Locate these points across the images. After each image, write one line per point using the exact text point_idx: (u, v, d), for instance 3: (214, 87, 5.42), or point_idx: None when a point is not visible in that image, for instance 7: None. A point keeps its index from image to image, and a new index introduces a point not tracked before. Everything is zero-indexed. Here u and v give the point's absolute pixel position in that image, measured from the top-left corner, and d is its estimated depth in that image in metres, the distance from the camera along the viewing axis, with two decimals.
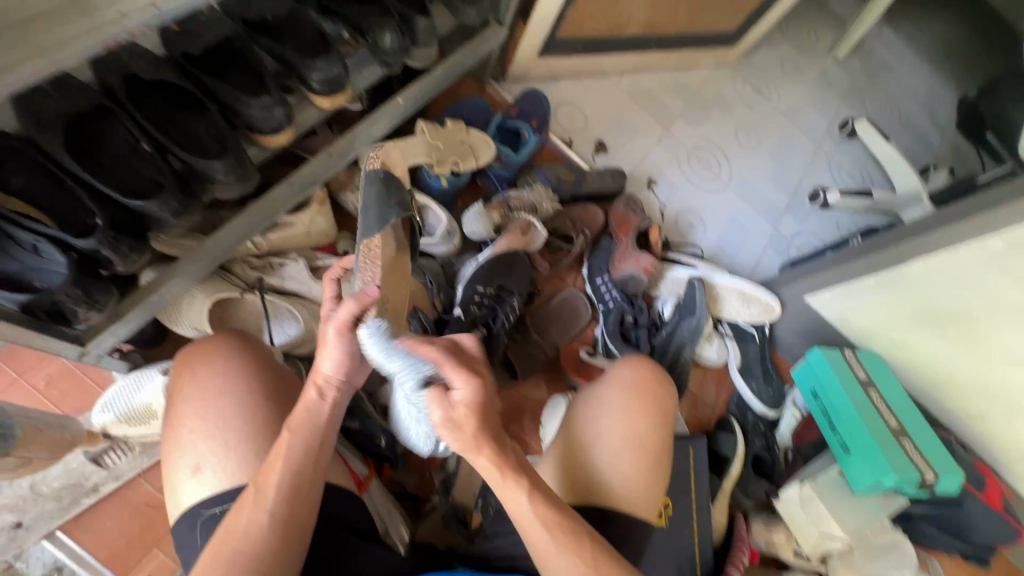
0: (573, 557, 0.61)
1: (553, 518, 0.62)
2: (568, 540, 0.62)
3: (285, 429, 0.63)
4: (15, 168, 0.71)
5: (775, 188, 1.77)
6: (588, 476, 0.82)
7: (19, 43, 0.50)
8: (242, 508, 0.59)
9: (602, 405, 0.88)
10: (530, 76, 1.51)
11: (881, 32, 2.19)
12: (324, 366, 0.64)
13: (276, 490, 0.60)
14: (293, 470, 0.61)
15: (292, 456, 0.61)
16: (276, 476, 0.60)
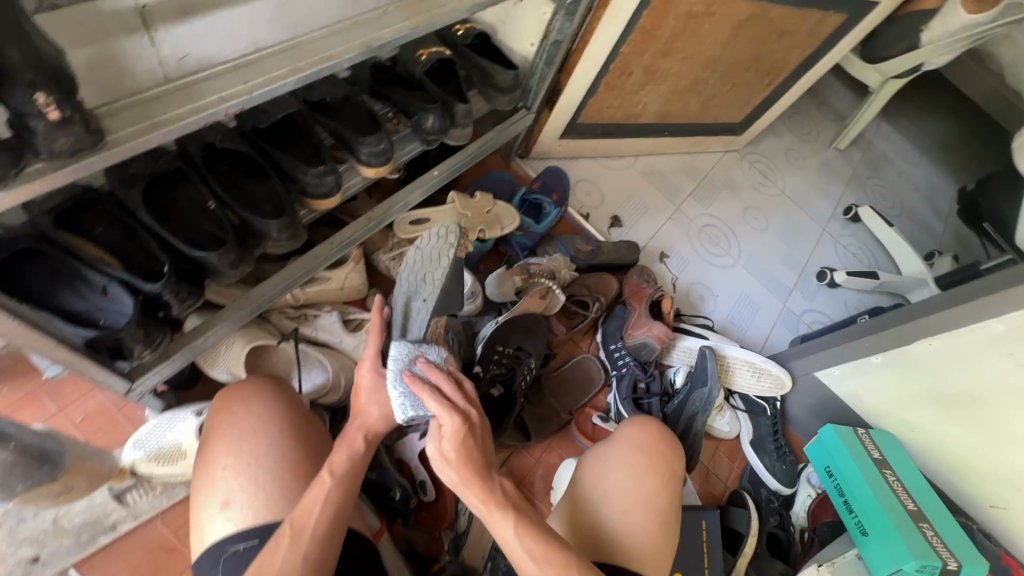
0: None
1: (552, 552, 0.64)
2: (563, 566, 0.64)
3: (325, 472, 0.67)
4: (99, 220, 0.81)
5: (783, 266, 1.83)
6: (596, 533, 0.84)
7: (142, 120, 0.60)
8: (274, 551, 0.61)
9: (616, 453, 0.92)
10: (551, 155, 1.65)
11: (880, 127, 2.34)
12: (367, 412, 0.75)
13: (313, 532, 0.63)
14: (331, 513, 0.65)
15: (332, 500, 0.65)
16: (315, 518, 0.63)
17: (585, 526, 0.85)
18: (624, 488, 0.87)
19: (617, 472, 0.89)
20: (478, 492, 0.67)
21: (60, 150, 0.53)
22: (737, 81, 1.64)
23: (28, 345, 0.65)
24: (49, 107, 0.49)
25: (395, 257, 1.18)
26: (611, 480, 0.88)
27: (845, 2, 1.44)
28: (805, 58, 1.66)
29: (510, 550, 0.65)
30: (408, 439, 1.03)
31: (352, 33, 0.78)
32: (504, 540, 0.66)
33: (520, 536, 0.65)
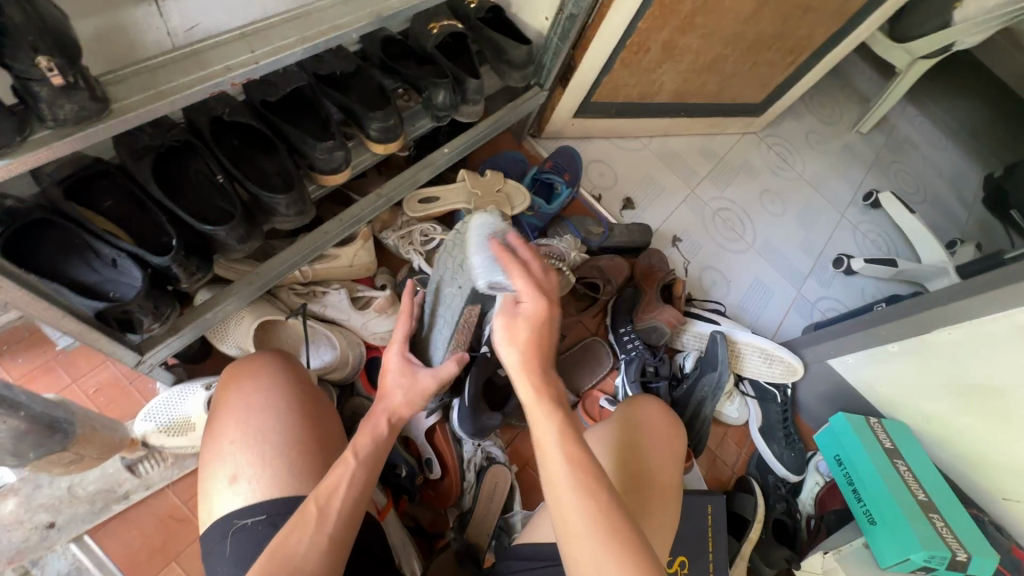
0: (585, 502, 0.58)
1: (583, 461, 0.60)
2: (587, 488, 0.59)
3: (351, 455, 0.66)
4: (109, 193, 0.81)
5: (799, 253, 1.80)
6: (638, 469, 0.86)
7: (146, 88, 0.59)
8: (298, 528, 0.60)
9: (649, 413, 0.95)
10: (564, 135, 1.61)
11: (905, 110, 2.26)
12: (393, 399, 0.74)
13: (337, 515, 0.62)
14: (354, 496, 0.64)
15: (355, 482, 0.65)
16: (340, 502, 0.63)
17: (627, 458, 0.87)
18: (660, 447, 0.90)
19: (657, 433, 0.92)
20: (534, 381, 0.62)
21: (65, 117, 0.52)
22: (758, 59, 1.59)
23: (37, 315, 0.64)
24: (51, 72, 0.48)
25: (403, 236, 1.17)
26: (649, 432, 0.92)
27: None
28: (831, 36, 1.60)
29: (542, 449, 0.61)
30: (413, 417, 1.03)
31: (361, 1, 0.75)
32: (542, 435, 0.62)
33: (560, 439, 0.61)
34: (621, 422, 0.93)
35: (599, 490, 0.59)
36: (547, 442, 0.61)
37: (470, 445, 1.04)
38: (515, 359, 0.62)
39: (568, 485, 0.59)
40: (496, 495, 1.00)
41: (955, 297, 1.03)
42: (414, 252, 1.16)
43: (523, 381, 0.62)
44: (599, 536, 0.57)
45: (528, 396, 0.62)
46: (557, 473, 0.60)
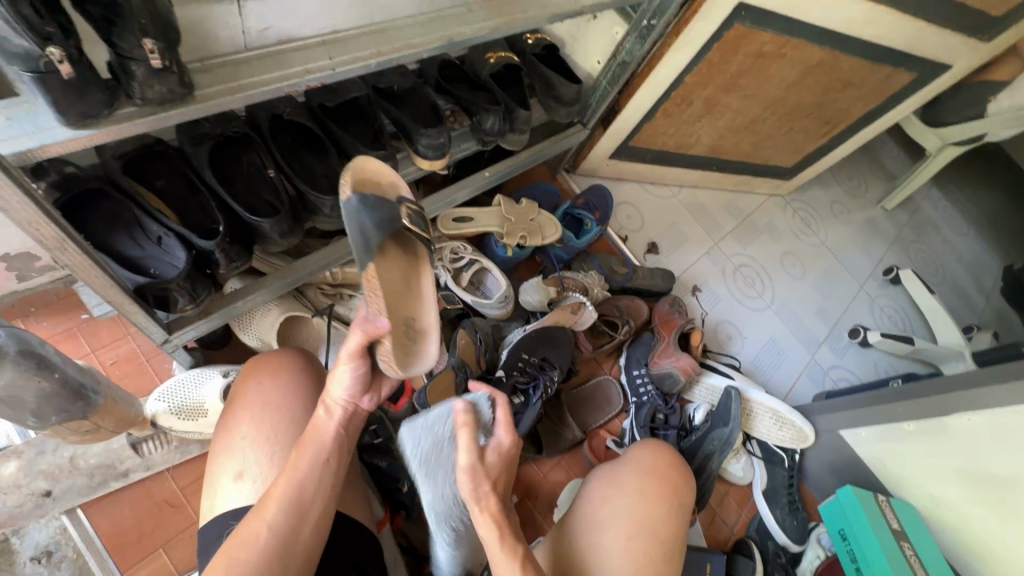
0: None
1: None
2: None
3: (296, 443, 0.68)
4: (162, 172, 0.83)
5: (816, 319, 1.80)
6: (591, 541, 0.85)
7: (229, 79, 0.61)
8: (252, 518, 0.63)
9: (633, 469, 0.94)
10: (597, 174, 1.64)
11: (930, 192, 2.29)
12: (334, 389, 0.70)
13: (276, 502, 0.63)
14: (294, 482, 0.65)
15: (297, 469, 0.66)
16: (281, 491, 0.64)
17: (585, 531, 0.87)
18: (623, 514, 0.87)
19: (625, 497, 0.89)
20: (495, 521, 0.66)
21: (151, 97, 0.54)
22: (795, 126, 1.62)
23: (89, 282, 0.65)
24: (152, 53, 0.50)
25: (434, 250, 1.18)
26: (625, 489, 0.91)
27: (917, 61, 1.42)
28: (868, 112, 1.63)
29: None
30: None
31: (435, 25, 0.79)
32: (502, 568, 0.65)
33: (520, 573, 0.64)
34: (598, 482, 0.94)
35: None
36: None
37: None
38: (475, 490, 0.66)
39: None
40: None
41: (972, 383, 1.03)
42: (442, 268, 1.15)
43: (476, 513, 0.66)
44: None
45: (488, 529, 0.66)
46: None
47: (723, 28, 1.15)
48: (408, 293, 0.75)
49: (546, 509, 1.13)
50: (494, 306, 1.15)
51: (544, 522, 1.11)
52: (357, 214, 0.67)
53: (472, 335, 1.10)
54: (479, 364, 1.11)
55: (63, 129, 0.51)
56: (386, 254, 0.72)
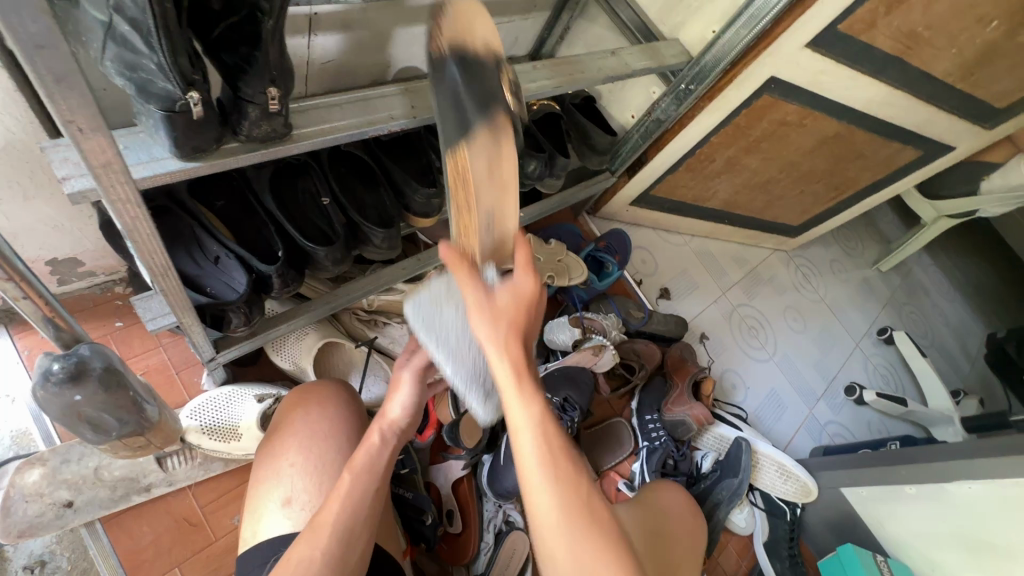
0: (569, 508, 0.54)
1: (564, 457, 0.55)
2: (573, 491, 0.54)
3: (349, 467, 0.68)
4: (222, 193, 0.85)
5: (815, 373, 1.85)
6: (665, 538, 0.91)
7: (322, 122, 0.64)
8: (305, 541, 0.63)
9: (676, 491, 1.03)
10: (617, 217, 1.71)
11: (921, 257, 2.39)
12: (391, 409, 0.74)
13: (331, 528, 0.64)
14: (350, 509, 0.66)
15: (353, 496, 0.67)
16: (335, 520, 0.64)
17: (658, 526, 0.92)
18: (681, 525, 0.96)
19: (677, 512, 0.98)
20: (513, 353, 0.55)
21: (256, 136, 0.56)
22: (807, 188, 1.70)
23: (171, 302, 0.66)
24: (273, 100, 0.53)
25: None
26: (676, 508, 0.99)
27: (924, 140, 1.51)
28: (873, 181, 1.72)
29: (515, 433, 0.55)
30: (446, 465, 1.02)
31: None
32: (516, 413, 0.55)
33: (538, 415, 0.55)
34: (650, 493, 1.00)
35: (572, 468, 0.55)
36: (522, 430, 0.54)
37: (491, 504, 1.03)
38: (490, 316, 0.56)
39: (539, 481, 0.54)
40: (511, 565, 0.97)
41: (968, 455, 1.07)
42: None
43: (494, 344, 0.55)
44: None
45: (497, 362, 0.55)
46: (528, 467, 0.55)
47: (753, 97, 1.22)
48: (493, 181, 0.61)
49: None
50: None
51: None
52: (453, 82, 0.60)
53: None
54: None
55: (175, 160, 0.53)
56: (476, 140, 0.59)
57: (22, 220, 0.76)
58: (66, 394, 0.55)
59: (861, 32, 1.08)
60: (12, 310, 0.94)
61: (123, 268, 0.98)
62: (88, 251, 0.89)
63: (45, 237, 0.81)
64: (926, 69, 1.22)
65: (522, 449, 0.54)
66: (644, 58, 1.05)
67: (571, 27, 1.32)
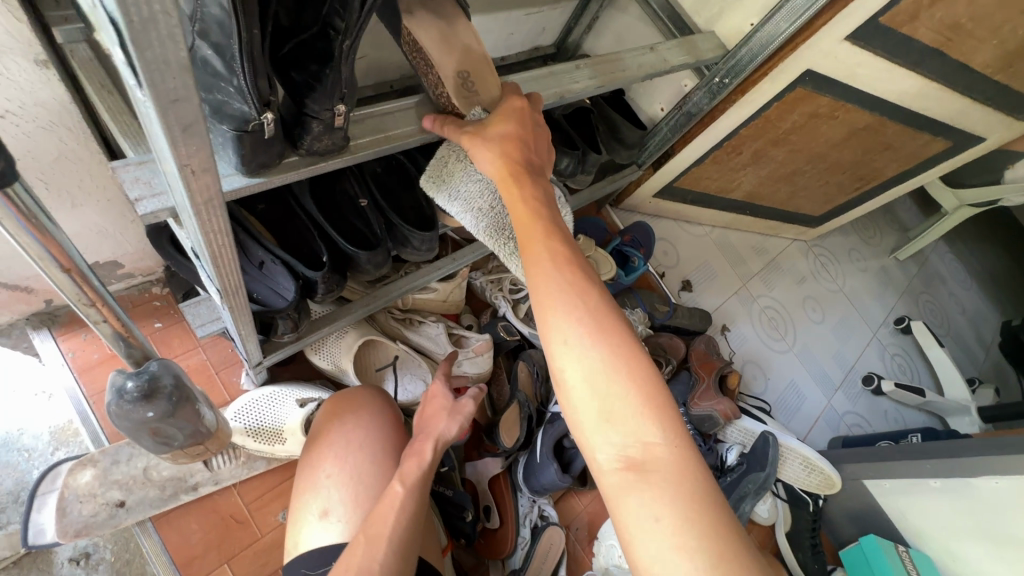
0: (576, 300, 0.51)
1: (569, 258, 0.54)
2: (579, 286, 0.52)
3: (397, 481, 0.71)
4: (264, 196, 0.85)
5: (833, 363, 1.86)
6: None
7: (377, 131, 0.63)
8: (360, 551, 0.64)
9: None
10: (639, 209, 1.70)
11: (938, 245, 2.38)
12: (445, 429, 0.80)
13: (387, 540, 0.65)
14: (402, 522, 0.67)
15: (405, 507, 0.69)
16: (390, 527, 0.66)
17: None
18: None
19: None
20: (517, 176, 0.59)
21: (317, 151, 0.56)
22: (832, 179, 1.68)
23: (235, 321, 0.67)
24: (341, 115, 0.52)
25: (493, 280, 1.19)
26: None
27: (954, 131, 1.49)
28: (899, 172, 1.70)
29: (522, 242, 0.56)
30: (482, 462, 1.04)
31: (540, 81, 0.81)
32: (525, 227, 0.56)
33: (546, 230, 0.56)
34: None
35: (588, 280, 0.53)
36: (531, 244, 0.55)
37: (526, 499, 1.05)
38: (494, 148, 0.60)
39: (544, 281, 0.53)
40: (549, 558, 1.00)
41: (990, 451, 1.08)
42: (501, 298, 1.17)
43: (493, 162, 0.60)
44: (632, 393, 0.48)
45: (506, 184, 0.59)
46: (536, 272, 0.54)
47: (787, 90, 1.20)
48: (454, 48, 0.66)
49: (585, 540, 1.15)
50: None
51: (583, 553, 1.13)
52: None
53: (530, 369, 1.13)
54: (535, 397, 1.13)
55: (240, 176, 0.53)
56: (417, 20, 0.66)
57: (69, 226, 0.76)
58: (139, 410, 0.56)
59: (902, 24, 1.05)
60: (55, 312, 0.96)
61: (159, 269, 0.98)
62: (128, 254, 0.89)
63: (90, 242, 0.81)
64: (964, 61, 1.19)
65: (530, 262, 0.54)
66: (681, 53, 1.03)
67: (600, 16, 1.29)
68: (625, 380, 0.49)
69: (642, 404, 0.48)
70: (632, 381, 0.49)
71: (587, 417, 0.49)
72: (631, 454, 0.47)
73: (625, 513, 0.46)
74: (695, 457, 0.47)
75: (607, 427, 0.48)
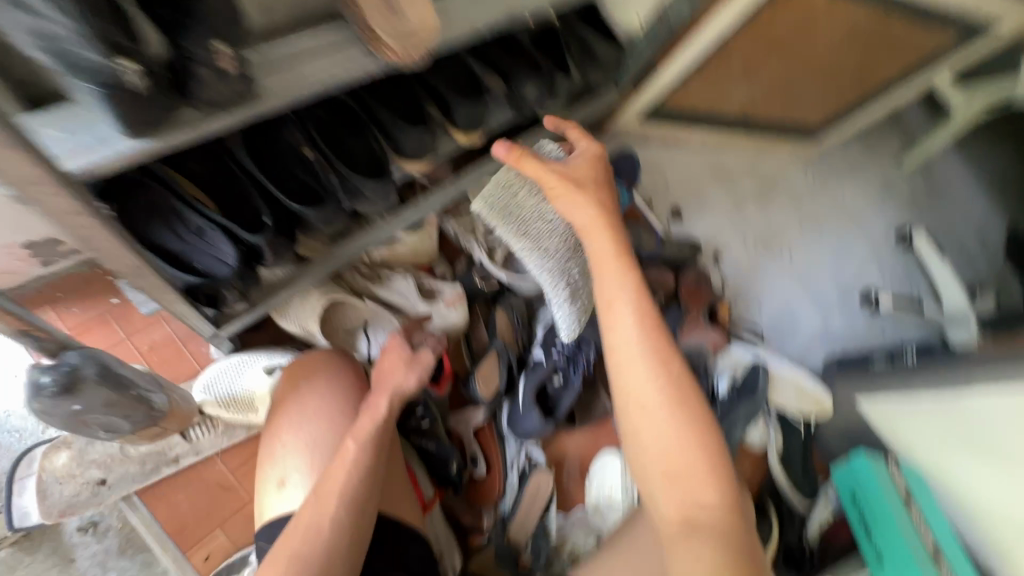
0: (656, 373, 0.67)
1: (653, 334, 0.69)
2: (661, 360, 0.68)
3: (349, 439, 0.73)
4: (194, 153, 0.75)
5: (829, 283, 1.81)
6: None
7: (284, 72, 0.57)
8: (314, 509, 0.68)
9: None
10: (623, 136, 1.59)
11: (947, 150, 2.24)
12: (401, 385, 0.80)
13: (339, 498, 0.68)
14: (355, 479, 0.70)
15: (359, 464, 0.71)
16: (341, 484, 0.69)
17: None
18: None
19: None
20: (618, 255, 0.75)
21: (214, 101, 0.50)
22: (830, 86, 1.55)
23: (139, 280, 0.68)
24: (222, 56, 0.47)
25: (466, 226, 1.13)
26: None
27: (965, 19, 1.34)
28: (904, 71, 1.56)
29: (613, 305, 0.72)
30: (465, 412, 1.04)
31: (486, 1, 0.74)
32: (611, 296, 0.73)
33: (632, 302, 0.72)
34: None
35: (669, 363, 0.68)
36: (620, 310, 0.72)
37: (514, 446, 1.04)
38: (603, 247, 0.76)
39: (631, 343, 0.69)
40: (536, 502, 1.00)
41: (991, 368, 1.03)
42: (475, 244, 1.11)
43: (592, 237, 0.77)
44: (693, 452, 0.63)
45: (602, 259, 0.75)
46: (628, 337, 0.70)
47: None
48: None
49: (576, 479, 1.15)
50: (531, 284, 1.12)
51: (574, 490, 1.14)
52: None
53: (509, 317, 1.09)
54: (517, 344, 1.10)
55: (127, 140, 0.49)
56: None
57: None
58: (65, 403, 0.60)
59: None
60: None
61: None
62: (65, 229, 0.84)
63: (16, 220, 0.76)
64: None
65: (616, 327, 0.71)
66: None
67: None
68: (688, 442, 0.63)
69: (700, 469, 0.63)
70: (697, 444, 0.64)
71: (656, 467, 0.65)
72: (688, 510, 0.61)
73: (677, 560, 0.59)
74: (739, 515, 0.61)
75: (667, 477, 0.64)
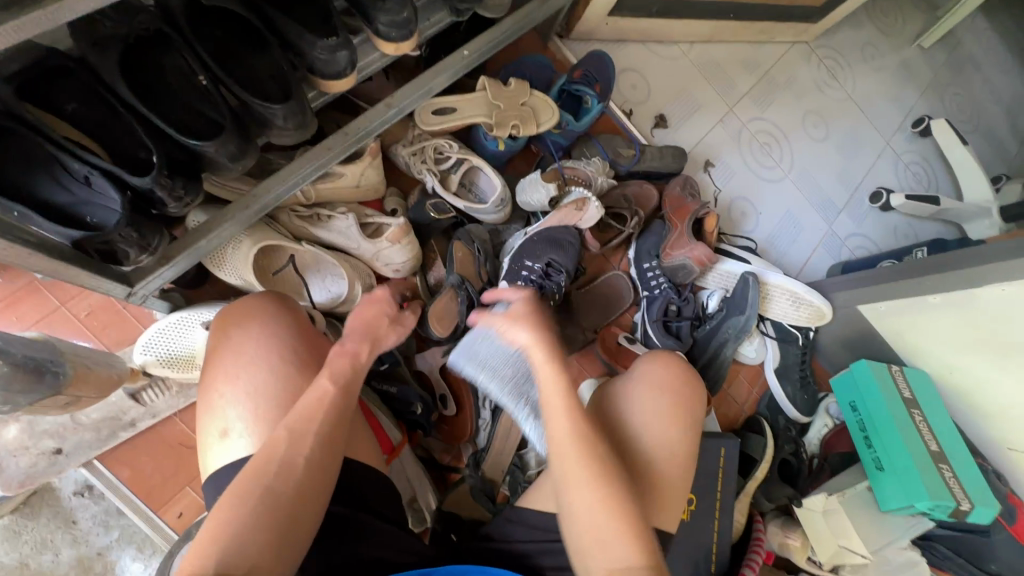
0: (586, 457, 0.65)
1: (581, 421, 0.67)
2: (588, 441, 0.66)
3: (326, 376, 0.69)
4: (73, 92, 0.67)
5: (836, 184, 1.66)
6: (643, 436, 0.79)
7: None
8: (286, 445, 0.63)
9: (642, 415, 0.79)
10: (595, 36, 1.42)
11: (974, 22, 1.99)
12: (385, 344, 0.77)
13: (314, 436, 0.64)
14: (330, 421, 0.66)
15: (334, 406, 0.67)
16: (315, 424, 0.65)
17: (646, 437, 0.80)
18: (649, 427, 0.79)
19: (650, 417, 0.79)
20: (554, 368, 0.69)
21: None
22: None
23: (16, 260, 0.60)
24: None
25: (416, 152, 1.02)
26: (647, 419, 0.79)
27: None
28: None
29: (547, 407, 0.68)
30: (428, 352, 0.98)
31: None
32: (548, 394, 0.68)
33: (563, 392, 0.68)
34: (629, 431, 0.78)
35: (599, 447, 0.66)
36: (551, 402, 0.67)
37: None
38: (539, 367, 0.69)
39: (562, 435, 0.66)
40: (511, 435, 0.96)
41: (1007, 256, 0.93)
42: (427, 172, 1.01)
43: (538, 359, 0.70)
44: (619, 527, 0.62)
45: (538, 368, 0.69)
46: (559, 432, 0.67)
47: None
48: None
49: None
50: (492, 212, 1.03)
51: None
52: None
53: (469, 248, 1.01)
54: (480, 278, 1.03)
55: None
56: None
57: None
58: None
59: None
60: None
61: None
62: None
63: None
64: None
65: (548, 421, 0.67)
66: None
67: None
68: (613, 524, 0.62)
69: (620, 538, 0.61)
70: (623, 522, 0.62)
71: (586, 541, 0.63)
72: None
73: None
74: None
75: (594, 548, 0.62)
